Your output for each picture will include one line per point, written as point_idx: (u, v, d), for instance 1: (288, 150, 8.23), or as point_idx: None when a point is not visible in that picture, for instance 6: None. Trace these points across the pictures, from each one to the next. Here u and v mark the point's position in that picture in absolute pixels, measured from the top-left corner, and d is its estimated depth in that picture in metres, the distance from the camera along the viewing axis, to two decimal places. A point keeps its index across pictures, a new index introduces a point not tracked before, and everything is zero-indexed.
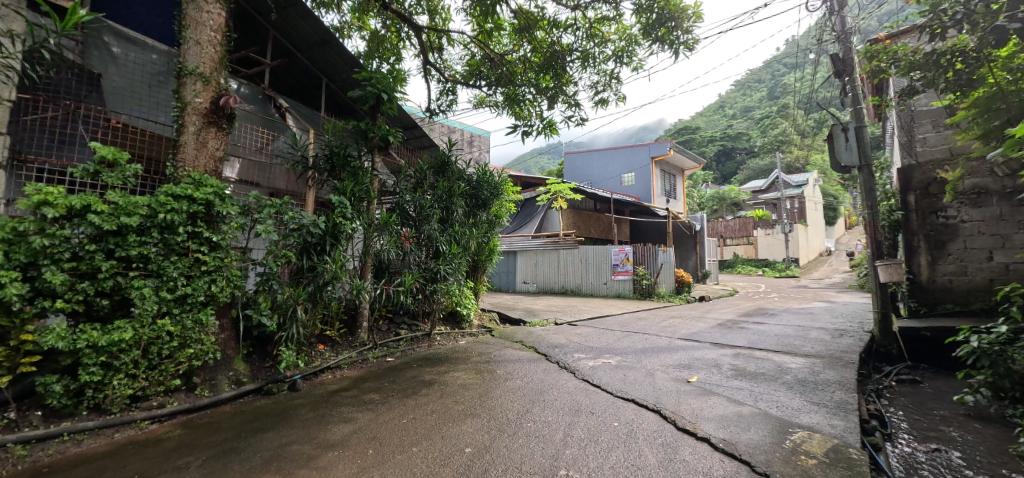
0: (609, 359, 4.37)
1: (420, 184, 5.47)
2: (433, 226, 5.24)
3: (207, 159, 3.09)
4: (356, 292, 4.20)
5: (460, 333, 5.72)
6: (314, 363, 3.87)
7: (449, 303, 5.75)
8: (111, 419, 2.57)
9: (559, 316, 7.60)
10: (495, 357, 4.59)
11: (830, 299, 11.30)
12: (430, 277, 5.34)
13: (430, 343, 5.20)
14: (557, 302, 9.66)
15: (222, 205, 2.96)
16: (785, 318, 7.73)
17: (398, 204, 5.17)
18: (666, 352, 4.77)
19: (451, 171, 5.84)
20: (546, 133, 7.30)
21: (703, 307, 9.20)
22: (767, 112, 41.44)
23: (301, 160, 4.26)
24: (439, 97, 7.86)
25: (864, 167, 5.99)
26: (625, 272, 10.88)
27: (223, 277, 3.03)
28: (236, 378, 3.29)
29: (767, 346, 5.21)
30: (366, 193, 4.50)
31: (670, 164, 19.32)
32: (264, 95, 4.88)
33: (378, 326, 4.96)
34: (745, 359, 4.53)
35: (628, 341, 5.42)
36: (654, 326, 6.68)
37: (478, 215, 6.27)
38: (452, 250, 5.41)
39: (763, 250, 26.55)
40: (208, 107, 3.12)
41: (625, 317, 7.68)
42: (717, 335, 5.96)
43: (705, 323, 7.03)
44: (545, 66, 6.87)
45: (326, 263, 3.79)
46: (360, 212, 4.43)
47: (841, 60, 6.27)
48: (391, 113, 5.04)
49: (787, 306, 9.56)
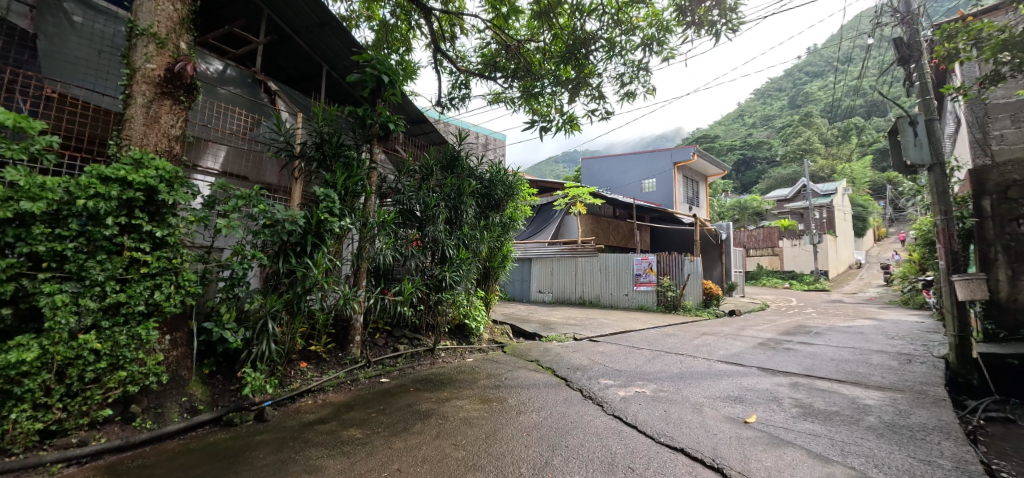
0: (643, 387, 3.64)
1: (426, 180, 4.86)
2: (438, 227, 4.60)
3: (159, 138, 2.55)
4: (346, 302, 3.59)
5: (468, 349, 5.06)
6: (292, 386, 3.27)
7: (455, 315, 5.11)
8: (8, 463, 1.99)
9: (578, 330, 6.89)
10: (506, 381, 3.91)
11: (874, 316, 10.26)
12: (434, 285, 4.70)
13: (433, 361, 4.55)
14: (575, 314, 8.94)
15: (169, 193, 2.41)
16: (833, 337, 6.85)
17: (400, 202, 4.55)
18: (708, 379, 4.02)
19: (461, 167, 5.26)
20: (566, 129, 6.66)
21: (736, 323, 8.37)
22: (790, 121, 40.17)
23: (286, 148, 3.71)
24: (452, 90, 7.33)
25: (936, 167, 5.12)
26: (648, 283, 10.11)
27: (171, 282, 2.47)
28: (190, 405, 2.71)
29: (827, 373, 4.42)
30: (364, 187, 3.90)
31: (693, 170, 18.45)
32: (253, 78, 4.38)
33: (374, 341, 4.34)
34: (807, 391, 3.74)
35: (660, 363, 4.68)
36: (687, 344, 5.91)
37: (490, 218, 5.65)
38: (460, 255, 4.77)
39: (789, 261, 25.23)
40: (163, 75, 2.60)
41: (651, 333, 6.92)
42: (762, 357, 5.17)
43: (744, 342, 6.23)
44: (566, 57, 6.25)
45: (306, 268, 3.15)
46: (354, 209, 3.83)
47: (907, 45, 5.43)
48: (392, 100, 4.48)
49: (831, 323, 8.63)
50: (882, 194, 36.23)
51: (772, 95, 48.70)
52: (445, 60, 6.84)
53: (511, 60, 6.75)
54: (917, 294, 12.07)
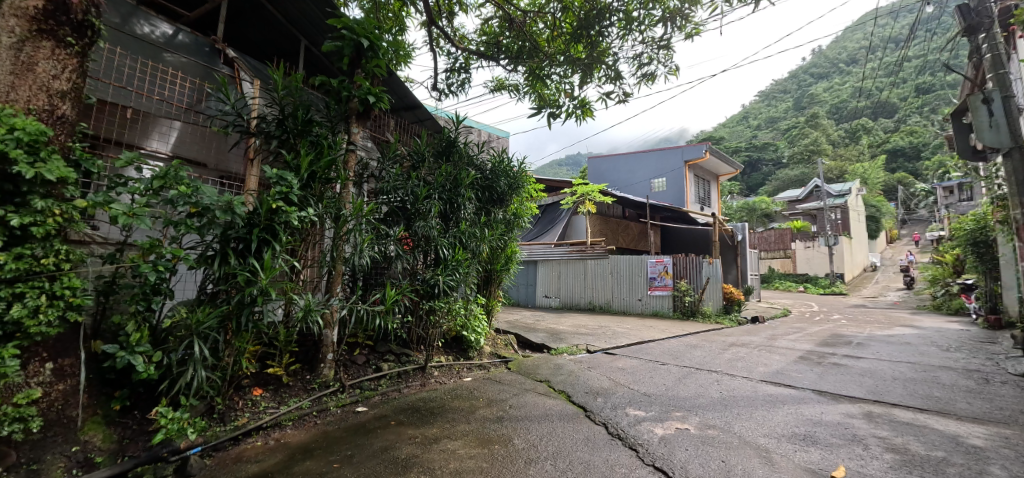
0: (684, 421, 2.87)
1: (416, 168, 4.14)
2: (430, 222, 3.86)
3: (33, 92, 1.90)
4: (308, 316, 2.86)
5: (465, 366, 4.32)
6: (236, 422, 2.56)
7: (452, 327, 4.37)
8: None
9: (591, 340, 6.15)
10: (511, 410, 3.16)
11: (911, 323, 9.39)
12: (426, 292, 3.96)
13: (424, 382, 3.81)
14: (585, 321, 8.19)
15: (30, 163, 1.72)
16: (879, 349, 6.05)
17: (384, 191, 3.80)
18: (761, 409, 3.25)
19: (458, 154, 4.54)
20: (577, 115, 5.95)
21: (763, 332, 7.57)
22: (796, 123, 39.48)
23: (239, 123, 3.02)
24: (450, 75, 6.66)
25: (1014, 151, 4.31)
26: (663, 287, 9.42)
27: (39, 291, 1.78)
28: (83, 458, 1.98)
29: (900, 397, 3.64)
30: (337, 172, 3.17)
31: (704, 169, 17.66)
32: (210, 47, 3.70)
33: (352, 359, 3.60)
34: (891, 426, 2.97)
35: (695, 384, 3.92)
36: (717, 359, 5.15)
37: (492, 214, 4.91)
38: (457, 256, 4.03)
39: (802, 264, 24.34)
40: (41, 7, 1.94)
41: (674, 344, 6.17)
42: (810, 376, 4.40)
43: (782, 355, 5.44)
44: (576, 34, 5.55)
45: (250, 271, 2.42)
46: (325, 198, 3.11)
47: (975, 11, 4.67)
48: (376, 71, 3.76)
49: (867, 332, 7.80)
50: (895, 195, 35.27)
51: (777, 97, 47.94)
52: (442, 40, 6.17)
53: (514, 39, 6.06)
54: (952, 299, 11.18)
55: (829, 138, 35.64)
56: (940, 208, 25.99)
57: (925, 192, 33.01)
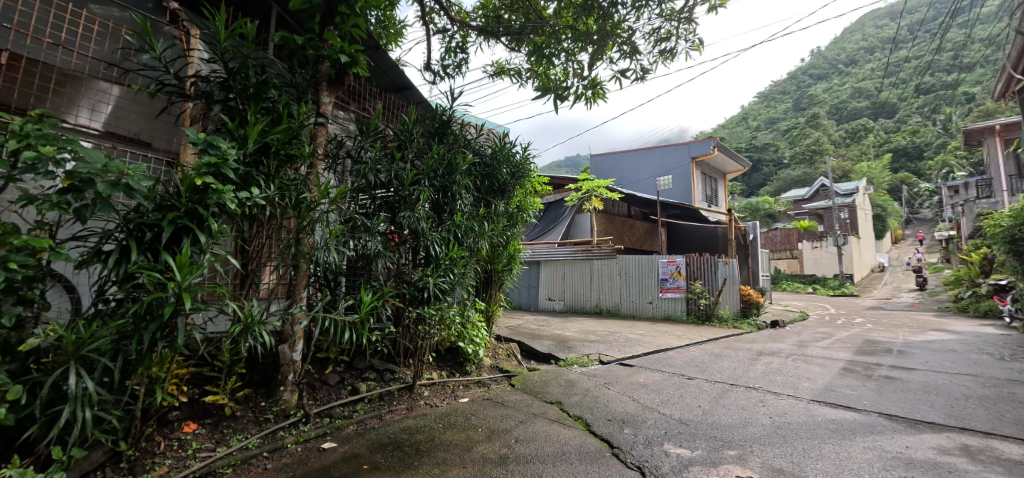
0: (744, 464, 2.21)
1: (403, 149, 3.49)
2: (418, 213, 3.21)
3: None
4: (249, 329, 2.22)
5: (461, 383, 3.67)
6: (152, 473, 1.93)
7: (446, 337, 3.70)
8: None
9: (603, 349, 5.51)
10: (517, 446, 2.50)
11: (942, 327, 8.71)
12: (414, 296, 3.30)
13: (411, 406, 3.14)
14: (592, 326, 7.55)
15: None
16: (925, 358, 5.39)
17: (361, 174, 3.12)
18: (830, 442, 2.59)
19: (453, 136, 3.90)
20: (587, 97, 5.35)
21: (788, 338, 6.92)
22: (796, 123, 39.04)
23: (170, 83, 2.35)
24: (446, 56, 6.03)
25: None
26: (676, 289, 8.76)
27: None
28: None
29: (991, 424, 2.98)
30: (299, 147, 2.53)
31: (710, 166, 17.03)
32: (155, 3, 3.03)
33: (322, 379, 2.95)
34: (1004, 467, 2.32)
35: (737, 407, 3.26)
36: (751, 371, 4.50)
37: (492, 206, 4.26)
38: (450, 253, 3.37)
39: (809, 265, 23.70)
40: None
41: (695, 352, 5.53)
42: (867, 394, 3.74)
43: (821, 366, 4.79)
44: (587, 5, 4.94)
45: (159, 271, 1.76)
46: (281, 178, 2.44)
47: None
48: (353, 30, 3.09)
49: (902, 338, 7.13)
50: (899, 195, 34.68)
51: (776, 97, 47.53)
52: (438, 16, 5.55)
53: (517, 14, 5.47)
54: (979, 301, 10.50)
55: (832, 137, 35.15)
56: (947, 207, 25.39)
57: (931, 191, 32.44)
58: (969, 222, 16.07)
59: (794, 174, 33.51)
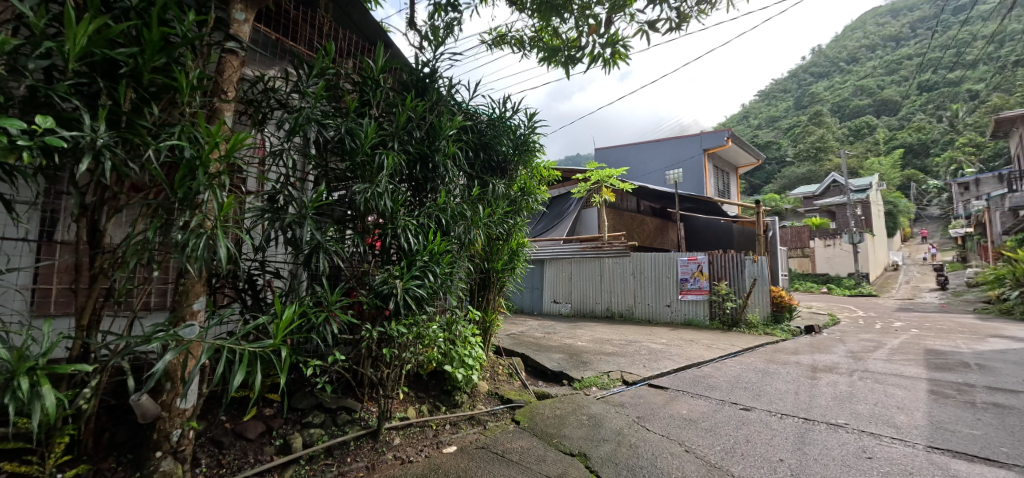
0: None
1: (365, 101, 2.53)
2: (380, 187, 2.21)
3: None
4: (14, 384, 1.13)
5: (448, 421, 2.72)
6: None
7: (427, 359, 2.75)
8: None
9: (625, 365, 4.55)
10: None
11: (998, 332, 7.71)
12: (377, 306, 2.30)
13: (373, 463, 2.16)
14: (605, 334, 6.59)
15: None
16: (1018, 375, 4.42)
17: (295, 126, 2.13)
18: None
19: (436, 91, 2.93)
20: (603, 58, 4.39)
21: (835, 348, 5.94)
22: (800, 120, 38.19)
23: None
24: (435, 14, 5.07)
25: None
26: (697, 291, 7.78)
27: None
28: None
29: None
30: (176, 73, 1.57)
31: (723, 159, 16.07)
32: None
33: (237, 431, 2.02)
34: None
35: (837, 463, 2.29)
36: (819, 397, 3.53)
37: (489, 185, 3.30)
38: (430, 243, 2.39)
39: (822, 264, 22.72)
40: None
41: (736, 368, 4.57)
42: (997, 435, 2.76)
43: (902, 389, 3.83)
44: None
45: None
46: (135, 119, 1.47)
47: None
48: None
49: (966, 347, 6.11)
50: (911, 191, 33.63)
51: None
52: None
53: None
54: None
55: (838, 133, 34.23)
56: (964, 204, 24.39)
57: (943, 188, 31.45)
58: (999, 217, 15.05)
59: (801, 172, 32.53)
